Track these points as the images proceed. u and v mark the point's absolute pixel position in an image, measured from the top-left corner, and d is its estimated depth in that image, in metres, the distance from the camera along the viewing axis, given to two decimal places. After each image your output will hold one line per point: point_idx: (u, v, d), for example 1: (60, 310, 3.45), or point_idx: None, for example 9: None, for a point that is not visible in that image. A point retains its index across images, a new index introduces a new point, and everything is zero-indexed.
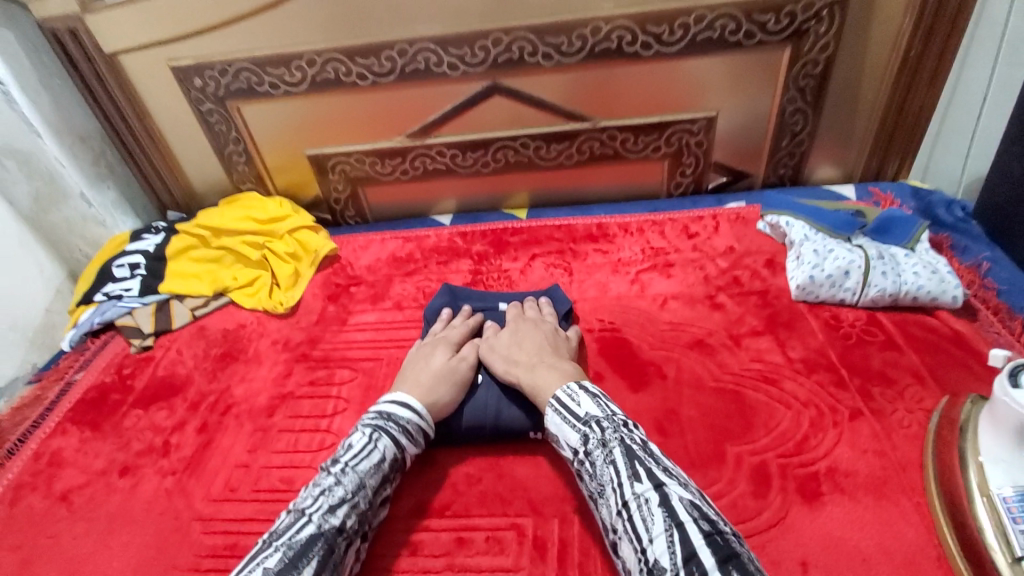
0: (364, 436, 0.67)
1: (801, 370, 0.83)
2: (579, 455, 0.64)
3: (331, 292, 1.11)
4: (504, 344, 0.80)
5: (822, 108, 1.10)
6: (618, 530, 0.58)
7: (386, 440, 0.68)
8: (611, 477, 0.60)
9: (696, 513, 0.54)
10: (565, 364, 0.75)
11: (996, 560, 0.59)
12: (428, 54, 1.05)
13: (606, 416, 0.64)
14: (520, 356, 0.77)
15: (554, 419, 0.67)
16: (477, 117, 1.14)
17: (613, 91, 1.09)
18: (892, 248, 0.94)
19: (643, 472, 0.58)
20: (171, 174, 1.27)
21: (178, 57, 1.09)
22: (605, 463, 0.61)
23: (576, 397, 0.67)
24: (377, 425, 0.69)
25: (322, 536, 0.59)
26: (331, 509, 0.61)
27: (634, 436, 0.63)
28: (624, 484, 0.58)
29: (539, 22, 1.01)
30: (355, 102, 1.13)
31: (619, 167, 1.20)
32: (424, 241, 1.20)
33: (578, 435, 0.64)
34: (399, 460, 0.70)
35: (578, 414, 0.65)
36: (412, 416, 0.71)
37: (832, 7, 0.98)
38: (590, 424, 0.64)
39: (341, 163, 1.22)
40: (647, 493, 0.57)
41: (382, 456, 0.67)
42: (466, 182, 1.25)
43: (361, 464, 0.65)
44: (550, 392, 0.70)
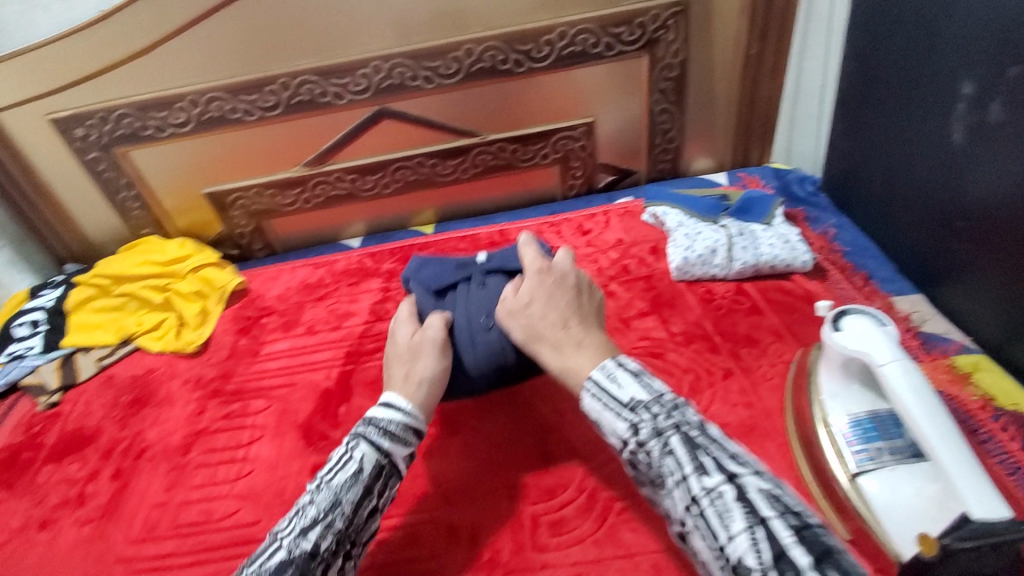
0: (343, 448, 0.65)
1: (682, 342, 0.92)
2: (631, 447, 0.56)
3: (241, 326, 1.12)
4: (522, 308, 0.71)
5: (685, 106, 1.22)
6: (688, 525, 0.52)
7: (363, 448, 0.64)
8: (672, 470, 0.53)
9: (775, 505, 0.48)
10: (592, 326, 0.69)
11: (841, 481, 0.67)
12: (311, 85, 1.09)
13: (653, 399, 0.57)
14: (546, 321, 0.69)
15: (594, 407, 0.60)
16: (370, 142, 1.19)
17: (495, 106, 1.17)
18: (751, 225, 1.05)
19: (709, 462, 0.52)
20: (63, 227, 1.24)
21: (55, 109, 1.08)
22: (661, 454, 0.54)
23: (615, 377, 0.60)
24: (355, 435, 0.66)
25: (292, 562, 0.56)
26: (301, 533, 0.58)
27: (684, 416, 0.56)
28: (688, 479, 0.51)
29: (414, 49, 1.07)
30: (246, 137, 1.15)
31: (514, 176, 1.28)
32: (334, 265, 1.22)
33: (626, 424, 0.57)
34: (388, 467, 0.65)
35: (621, 401, 0.58)
36: (400, 420, 0.68)
37: (675, 18, 1.09)
38: (637, 412, 0.57)
39: (240, 198, 1.23)
40: (710, 484, 0.50)
41: (360, 466, 0.63)
42: (370, 204, 1.29)
43: (337, 478, 0.62)
44: (591, 369, 0.63)
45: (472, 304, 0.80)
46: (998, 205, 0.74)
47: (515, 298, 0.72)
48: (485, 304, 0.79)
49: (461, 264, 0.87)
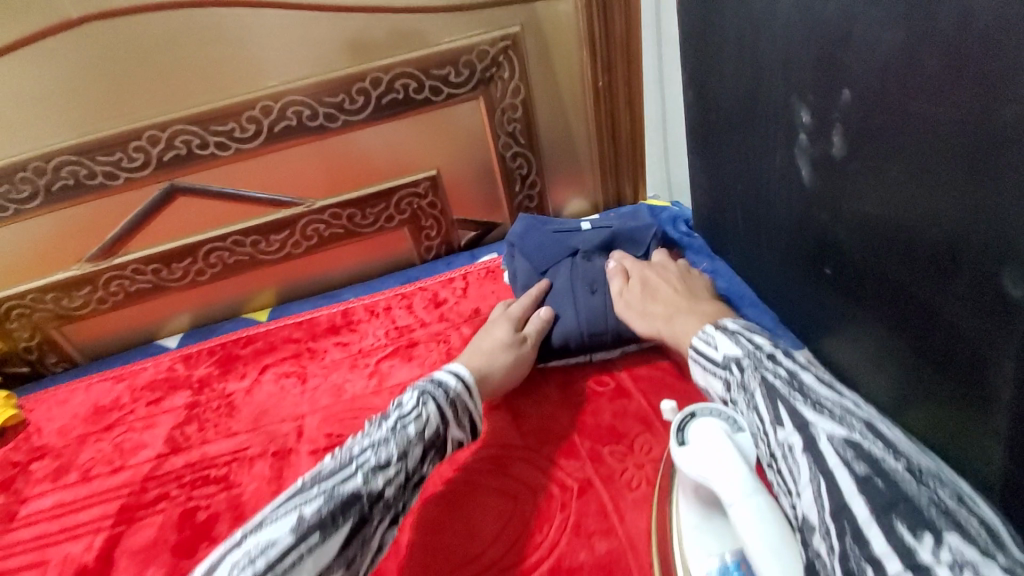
0: (412, 398, 0.65)
1: (532, 445, 0.75)
2: (730, 405, 0.55)
3: (6, 477, 0.89)
4: (639, 300, 0.77)
5: (540, 147, 1.07)
6: (780, 485, 0.47)
7: (430, 406, 0.64)
8: (756, 426, 0.49)
9: (851, 453, 0.40)
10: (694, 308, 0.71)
11: None
12: (73, 167, 0.90)
13: (750, 352, 0.53)
14: (656, 311, 0.74)
15: (700, 375, 0.60)
16: (168, 225, 0.99)
17: (314, 169, 0.99)
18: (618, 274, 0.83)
19: (784, 413, 0.46)
20: None
21: None
22: (750, 411, 0.50)
23: (713, 341, 0.58)
24: (424, 390, 0.66)
25: (361, 496, 0.55)
26: (372, 472, 0.57)
27: (776, 366, 0.50)
28: (767, 429, 0.47)
29: (194, 113, 0.89)
30: (7, 235, 0.94)
31: (358, 243, 1.09)
32: (139, 375, 1.00)
33: (721, 383, 0.55)
34: (443, 439, 0.65)
35: (718, 362, 0.56)
36: (457, 386, 0.68)
37: (506, 53, 0.95)
38: (729, 368, 0.54)
39: (20, 307, 1.02)
40: (784, 435, 0.45)
41: (428, 422, 0.63)
42: (189, 294, 1.08)
43: (389, 441, 0.60)
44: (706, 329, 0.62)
45: (578, 277, 0.84)
46: (858, 265, 0.63)
47: (629, 291, 0.78)
48: (590, 276, 0.83)
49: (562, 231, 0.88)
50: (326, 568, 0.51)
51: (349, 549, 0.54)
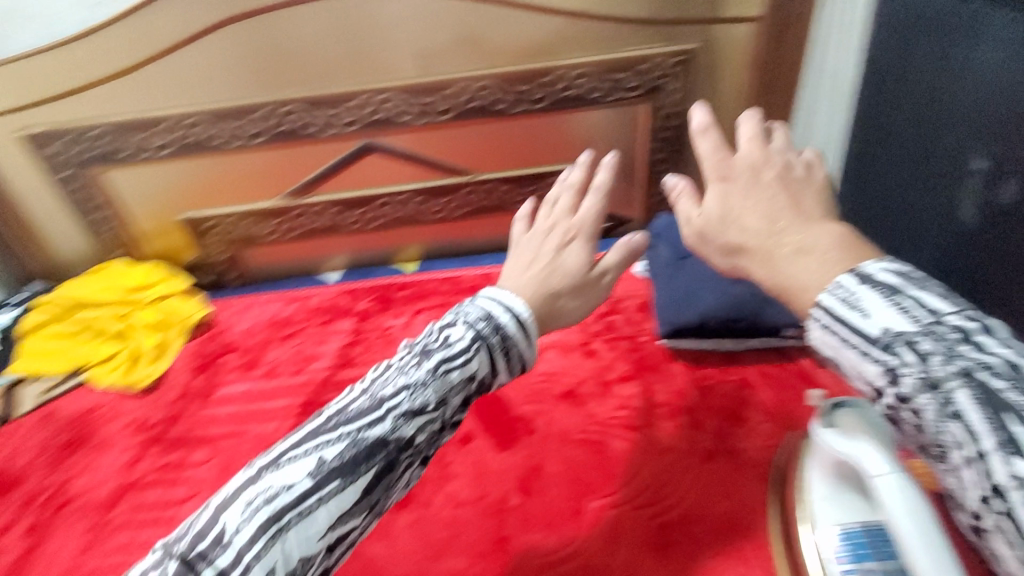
0: (463, 338, 0.65)
1: (663, 415, 0.85)
2: (891, 401, 0.42)
3: (200, 363, 1.03)
4: (722, 216, 0.55)
5: (687, 158, 1.16)
6: (977, 518, 0.38)
7: (478, 357, 0.65)
8: (957, 441, 0.38)
9: None
10: (823, 224, 0.51)
11: None
12: (298, 115, 1.04)
13: (921, 329, 0.41)
14: (751, 228, 0.53)
15: (828, 343, 0.45)
16: (356, 176, 1.14)
17: (487, 146, 1.13)
18: None
19: (1014, 433, 0.36)
20: (32, 246, 1.17)
21: (31, 125, 1.04)
22: (942, 420, 0.39)
23: (859, 301, 0.44)
24: (479, 335, 0.66)
25: (389, 444, 0.58)
26: (405, 419, 0.59)
27: (971, 358, 0.39)
28: (982, 455, 0.37)
29: (408, 84, 1.04)
30: (228, 164, 1.10)
31: (504, 217, 1.22)
32: (308, 300, 1.17)
33: (879, 367, 0.42)
34: (483, 386, 0.66)
35: (870, 336, 0.42)
36: (513, 330, 0.68)
37: (680, 67, 1.05)
38: (894, 352, 0.41)
39: (219, 226, 1.18)
40: (976, 447, 0.37)
41: (473, 373, 0.64)
42: (354, 239, 1.24)
43: (425, 388, 0.61)
44: (827, 282, 0.47)
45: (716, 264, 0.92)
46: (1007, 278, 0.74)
47: (701, 213, 0.57)
48: None
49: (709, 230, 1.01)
50: (350, 509, 0.56)
51: (372, 493, 0.58)
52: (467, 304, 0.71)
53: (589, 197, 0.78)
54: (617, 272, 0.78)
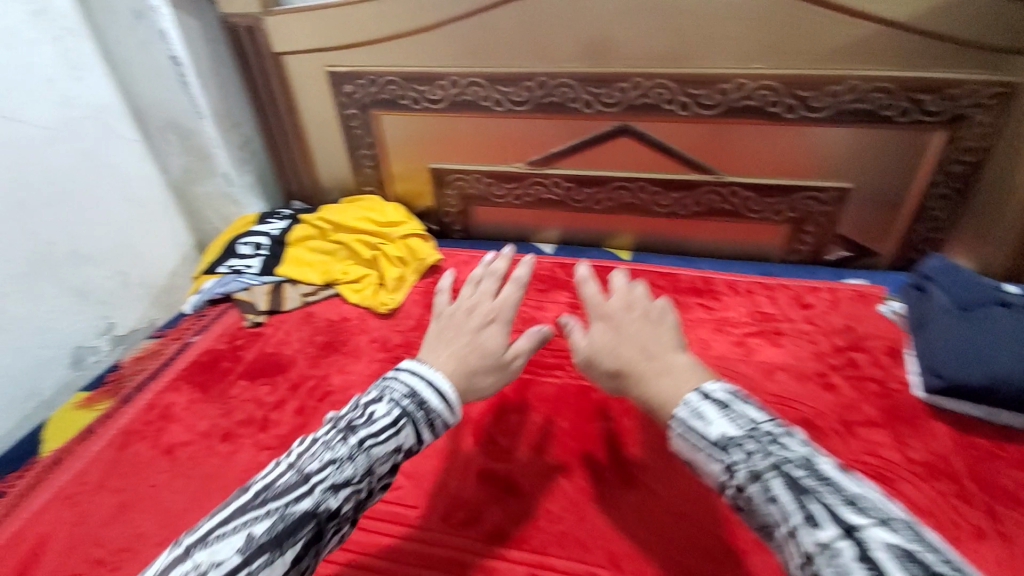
0: (388, 415, 0.63)
1: (919, 474, 0.78)
2: (732, 491, 0.51)
3: (431, 302, 1.13)
4: (606, 347, 0.68)
5: (971, 199, 1.04)
6: None
7: (408, 430, 0.63)
8: (777, 517, 0.47)
9: (908, 565, 0.40)
10: (677, 356, 0.64)
11: None
12: (567, 89, 1.08)
13: (748, 433, 0.52)
14: (626, 357, 0.66)
15: (683, 447, 0.55)
16: (600, 156, 1.16)
17: (745, 149, 1.08)
18: None
19: (821, 513, 0.45)
20: (305, 169, 1.36)
21: (335, 64, 1.18)
22: (765, 502, 0.48)
23: (701, 412, 0.56)
24: (405, 410, 0.64)
25: (316, 518, 0.55)
26: (333, 491, 0.57)
27: (778, 454, 0.50)
28: (796, 530, 0.46)
29: (684, 74, 1.02)
30: (487, 125, 1.17)
31: (737, 224, 1.17)
32: (526, 265, 1.21)
33: (720, 466, 0.52)
34: (409, 454, 0.65)
35: (710, 439, 0.53)
36: (439, 406, 0.66)
37: (998, 99, 0.94)
38: (728, 451, 0.52)
39: (459, 181, 1.27)
40: (790, 524, 0.46)
41: (400, 445, 0.63)
42: (575, 216, 1.26)
43: (377, 446, 0.61)
44: (679, 398, 0.58)
45: (1008, 338, 0.81)
46: None
47: (587, 339, 0.71)
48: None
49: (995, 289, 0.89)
50: None
51: (304, 560, 0.54)
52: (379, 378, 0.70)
53: (518, 278, 0.82)
54: (531, 353, 0.78)
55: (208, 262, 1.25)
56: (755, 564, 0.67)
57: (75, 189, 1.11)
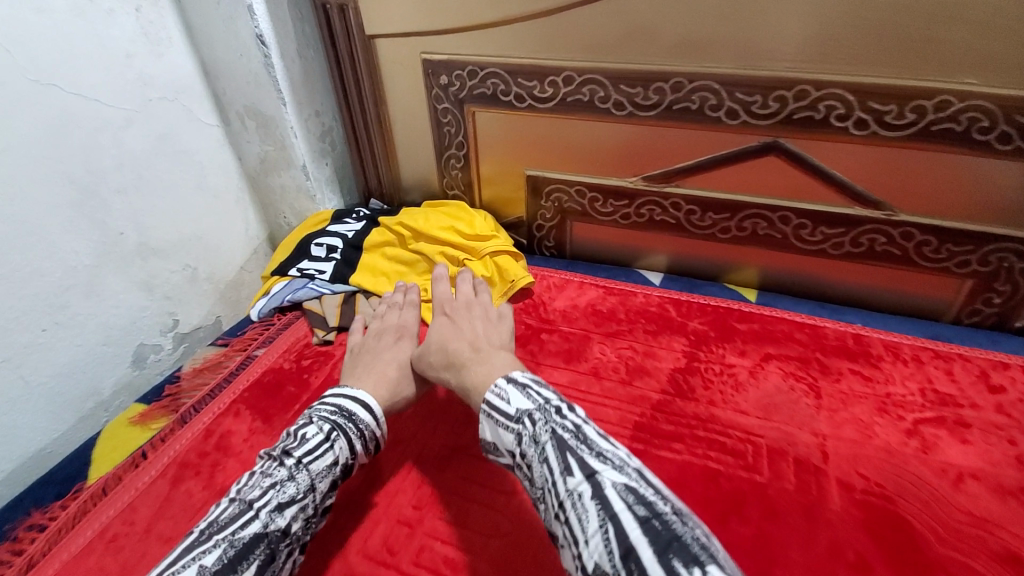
0: (320, 432, 0.66)
1: None
2: (518, 457, 0.60)
3: (520, 334, 0.98)
4: (437, 342, 0.79)
5: None
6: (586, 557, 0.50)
7: (341, 441, 0.67)
8: (543, 474, 0.56)
9: (626, 497, 0.51)
10: (500, 349, 0.75)
11: None
12: (707, 94, 0.89)
13: (539, 407, 0.61)
14: (454, 348, 0.77)
15: (489, 427, 0.64)
16: (736, 177, 0.96)
17: (932, 183, 0.86)
18: None
19: (574, 463, 0.54)
20: (386, 165, 1.23)
21: (432, 51, 1.03)
22: (540, 462, 0.57)
23: (506, 395, 0.64)
24: (336, 425, 0.67)
25: (267, 537, 0.56)
26: (278, 511, 0.58)
27: (570, 423, 0.59)
28: (558, 481, 0.54)
29: (868, 84, 0.80)
30: (602, 131, 0.99)
31: (901, 272, 0.95)
32: (630, 298, 1.04)
33: (513, 436, 0.61)
34: (347, 468, 0.68)
35: (509, 415, 0.62)
36: (358, 408, 0.71)
37: None
38: (522, 425, 0.60)
39: (559, 193, 1.10)
40: (575, 487, 0.53)
41: (336, 457, 0.66)
42: (692, 244, 1.07)
43: (316, 462, 0.63)
44: (494, 380, 0.67)
45: None
46: None
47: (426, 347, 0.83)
48: None
49: None
50: None
51: None
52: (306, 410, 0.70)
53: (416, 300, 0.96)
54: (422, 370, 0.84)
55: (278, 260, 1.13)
56: None
57: (147, 176, 1.02)
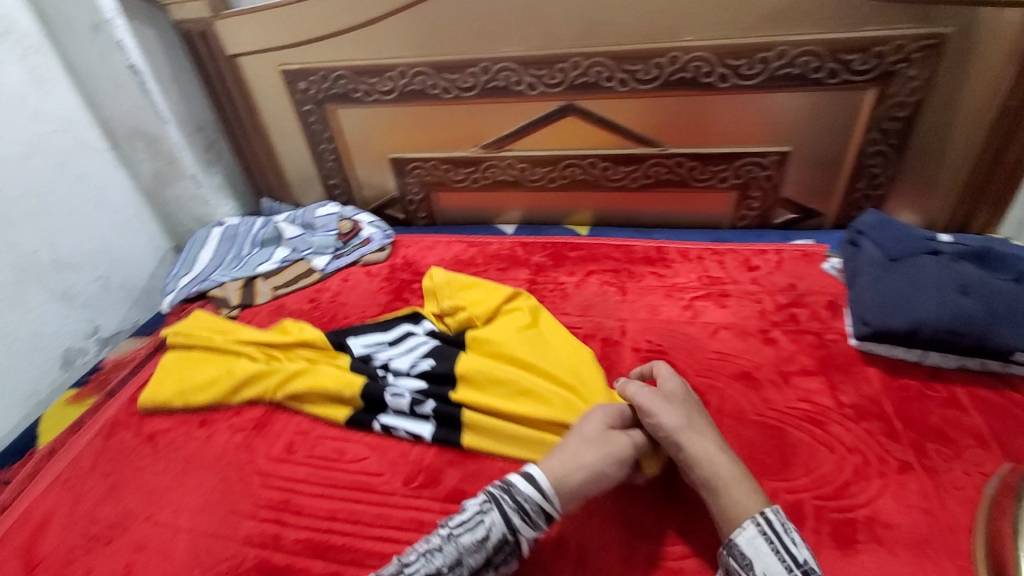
0: (479, 505, 0.65)
1: (850, 415, 0.81)
2: None
3: (395, 286, 1.17)
4: (662, 424, 0.71)
5: (906, 153, 1.09)
6: None
7: (492, 518, 0.63)
8: None
9: None
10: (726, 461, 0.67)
11: None
12: (509, 73, 1.12)
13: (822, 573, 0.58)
14: (692, 446, 0.68)
15: (756, 544, 0.59)
16: (549, 136, 1.20)
17: (687, 120, 1.12)
18: (976, 288, 0.83)
19: None
20: (271, 166, 1.41)
21: (288, 62, 1.22)
22: None
23: (789, 533, 0.60)
24: (493, 498, 0.65)
25: None
26: None
27: None
28: None
29: (619, 50, 1.06)
30: (438, 112, 1.21)
31: (685, 194, 1.22)
32: (487, 246, 1.26)
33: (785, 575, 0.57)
34: (511, 545, 0.63)
35: (798, 559, 0.58)
36: (530, 492, 0.65)
37: (923, 51, 0.97)
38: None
39: (419, 169, 1.31)
40: None
41: (485, 534, 0.62)
42: (533, 196, 1.31)
43: (467, 534, 0.62)
44: (766, 508, 0.62)
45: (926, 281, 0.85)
46: None
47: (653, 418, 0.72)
48: (946, 281, 0.84)
49: (923, 240, 0.92)
50: None
51: None
52: (497, 481, 0.68)
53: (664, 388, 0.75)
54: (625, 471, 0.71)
55: (234, 376, 0.94)
56: (690, 506, 0.72)
57: (52, 199, 1.15)
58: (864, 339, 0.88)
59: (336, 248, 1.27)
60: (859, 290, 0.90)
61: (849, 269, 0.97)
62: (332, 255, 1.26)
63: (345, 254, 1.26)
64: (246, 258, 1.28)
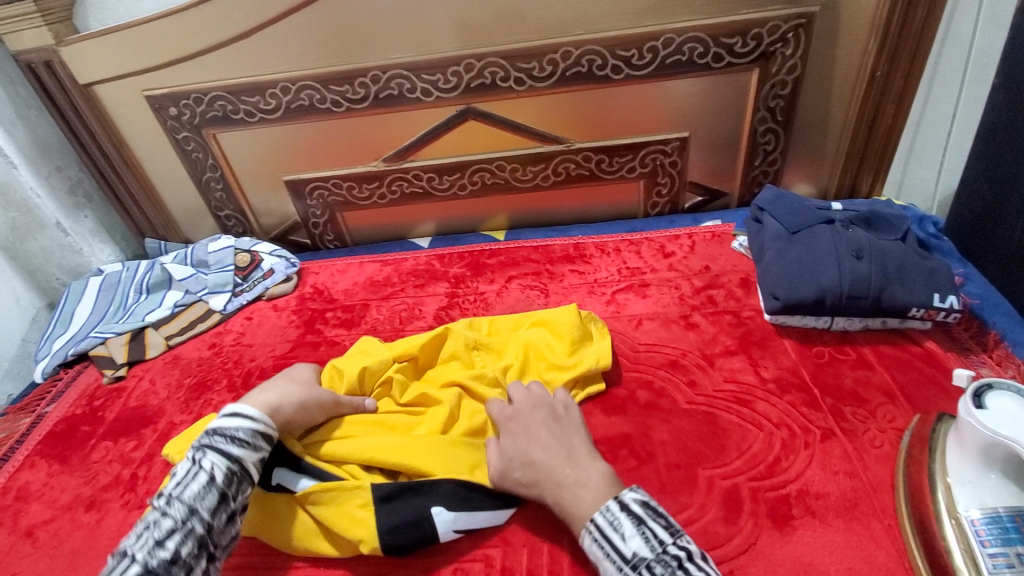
0: (188, 462, 0.62)
1: (773, 391, 0.83)
2: None
3: (304, 318, 1.09)
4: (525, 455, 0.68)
5: (794, 127, 1.13)
6: None
7: (211, 458, 0.62)
8: None
9: None
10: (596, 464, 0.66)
11: (943, 525, 0.62)
12: (401, 80, 1.07)
13: (655, 557, 0.56)
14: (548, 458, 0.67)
15: (594, 551, 0.59)
16: (452, 142, 1.16)
17: (587, 113, 1.11)
18: (870, 252, 0.86)
19: None
20: (149, 202, 1.27)
21: (153, 87, 1.11)
22: None
23: (617, 526, 0.59)
24: (202, 447, 0.63)
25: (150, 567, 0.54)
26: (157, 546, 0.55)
27: (665, 566, 0.55)
28: None
29: (508, 49, 1.03)
30: (330, 126, 1.13)
31: (597, 187, 1.22)
32: (401, 263, 1.19)
33: None
34: (239, 473, 0.63)
35: (626, 558, 0.57)
36: (241, 424, 0.65)
37: (796, 30, 1.01)
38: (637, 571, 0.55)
39: (319, 188, 1.23)
40: None
41: (209, 475, 0.61)
42: (445, 206, 1.26)
43: (188, 491, 0.59)
44: (582, 528, 0.61)
45: (826, 250, 0.88)
46: None
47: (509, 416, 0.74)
48: (843, 248, 0.87)
49: (819, 208, 0.95)
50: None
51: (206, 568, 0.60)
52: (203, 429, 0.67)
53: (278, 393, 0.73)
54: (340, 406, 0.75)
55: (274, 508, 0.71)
56: None
57: None
58: (776, 315, 0.90)
59: (235, 284, 1.16)
60: (768, 266, 0.92)
61: (756, 247, 0.99)
62: (230, 292, 1.14)
63: (246, 290, 1.15)
64: (131, 306, 1.14)
